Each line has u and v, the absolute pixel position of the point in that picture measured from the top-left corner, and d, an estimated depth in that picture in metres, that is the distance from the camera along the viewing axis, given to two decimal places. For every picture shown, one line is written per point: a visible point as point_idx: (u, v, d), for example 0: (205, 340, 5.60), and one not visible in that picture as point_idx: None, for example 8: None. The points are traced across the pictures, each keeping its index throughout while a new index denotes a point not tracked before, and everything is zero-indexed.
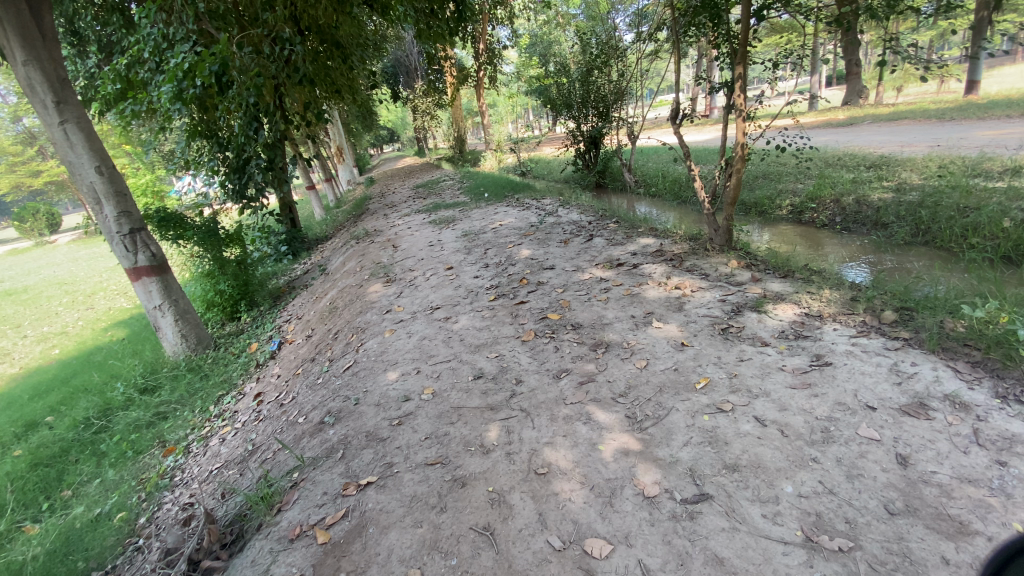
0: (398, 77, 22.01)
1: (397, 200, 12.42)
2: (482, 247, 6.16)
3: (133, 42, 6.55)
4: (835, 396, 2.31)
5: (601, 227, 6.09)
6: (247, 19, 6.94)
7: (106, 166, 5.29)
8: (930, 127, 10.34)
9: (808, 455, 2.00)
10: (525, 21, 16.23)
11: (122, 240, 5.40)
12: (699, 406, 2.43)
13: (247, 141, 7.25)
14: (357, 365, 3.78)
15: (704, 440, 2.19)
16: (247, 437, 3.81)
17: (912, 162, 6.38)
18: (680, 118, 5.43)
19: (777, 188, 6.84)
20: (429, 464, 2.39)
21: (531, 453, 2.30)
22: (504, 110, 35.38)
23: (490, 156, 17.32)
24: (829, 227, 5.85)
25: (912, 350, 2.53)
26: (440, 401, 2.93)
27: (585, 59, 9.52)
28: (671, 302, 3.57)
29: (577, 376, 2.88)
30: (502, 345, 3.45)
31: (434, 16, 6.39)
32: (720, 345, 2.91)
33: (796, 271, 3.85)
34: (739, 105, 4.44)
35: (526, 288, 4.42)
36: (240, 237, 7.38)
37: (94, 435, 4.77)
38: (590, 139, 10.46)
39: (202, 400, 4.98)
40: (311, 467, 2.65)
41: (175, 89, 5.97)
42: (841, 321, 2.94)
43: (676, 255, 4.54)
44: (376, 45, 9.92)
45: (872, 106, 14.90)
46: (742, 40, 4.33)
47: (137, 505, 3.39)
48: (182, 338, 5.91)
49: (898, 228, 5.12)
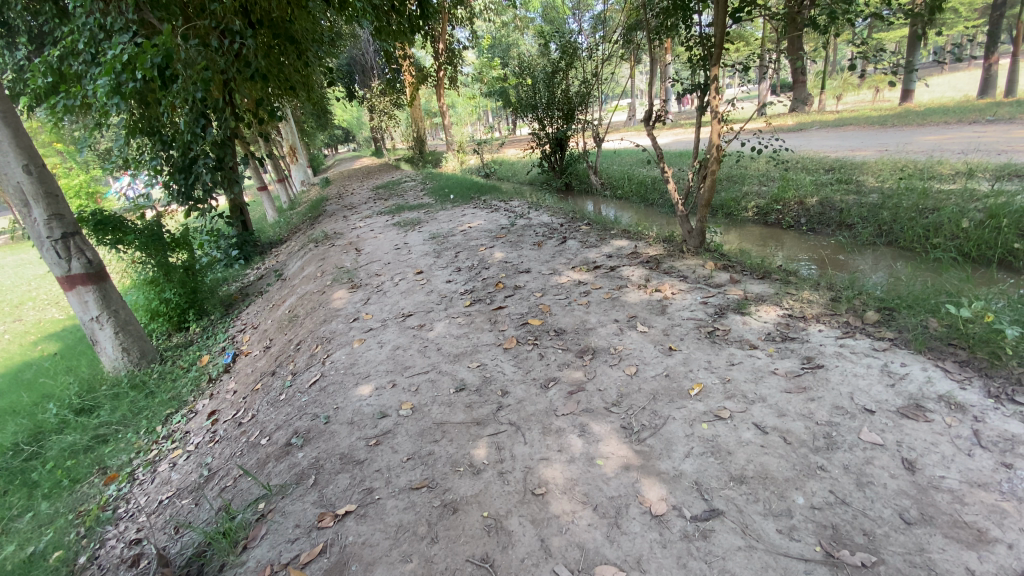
0: (355, 76, 21.55)
1: (357, 202, 11.99)
2: (452, 250, 5.96)
3: (66, 31, 6.02)
4: (832, 399, 2.27)
5: (573, 229, 6.00)
6: (192, 10, 6.49)
7: (35, 165, 4.76)
8: (878, 132, 10.90)
9: (815, 463, 1.94)
10: (485, 23, 16.12)
11: (54, 245, 4.89)
12: (696, 413, 2.33)
13: (194, 138, 6.76)
14: (324, 379, 3.51)
15: (706, 451, 2.09)
16: (201, 461, 3.49)
17: (868, 166, 6.64)
18: (653, 121, 5.40)
19: (741, 190, 6.97)
20: (414, 488, 2.19)
21: (527, 471, 2.15)
22: (464, 111, 35.31)
23: (452, 157, 17.14)
24: (795, 228, 6.03)
25: (899, 350, 2.55)
26: (420, 416, 2.73)
27: (548, 61, 9.40)
28: (653, 305, 3.50)
29: (566, 385, 2.74)
30: (482, 353, 3.28)
31: (394, 12, 6.10)
32: (708, 349, 2.84)
33: (774, 272, 3.87)
34: (714, 105, 4.42)
35: (503, 293, 4.26)
36: (187, 242, 6.88)
37: (23, 463, 4.26)
38: (555, 141, 10.36)
39: (148, 420, 4.57)
40: (279, 495, 2.40)
41: (112, 82, 5.46)
42: (824, 322, 2.95)
43: (652, 257, 4.49)
44: (332, 41, 9.52)
45: (818, 112, 15.61)
46: (717, 41, 4.36)
47: (75, 542, 3.02)
48: (124, 351, 5.42)
49: (862, 229, 5.31)
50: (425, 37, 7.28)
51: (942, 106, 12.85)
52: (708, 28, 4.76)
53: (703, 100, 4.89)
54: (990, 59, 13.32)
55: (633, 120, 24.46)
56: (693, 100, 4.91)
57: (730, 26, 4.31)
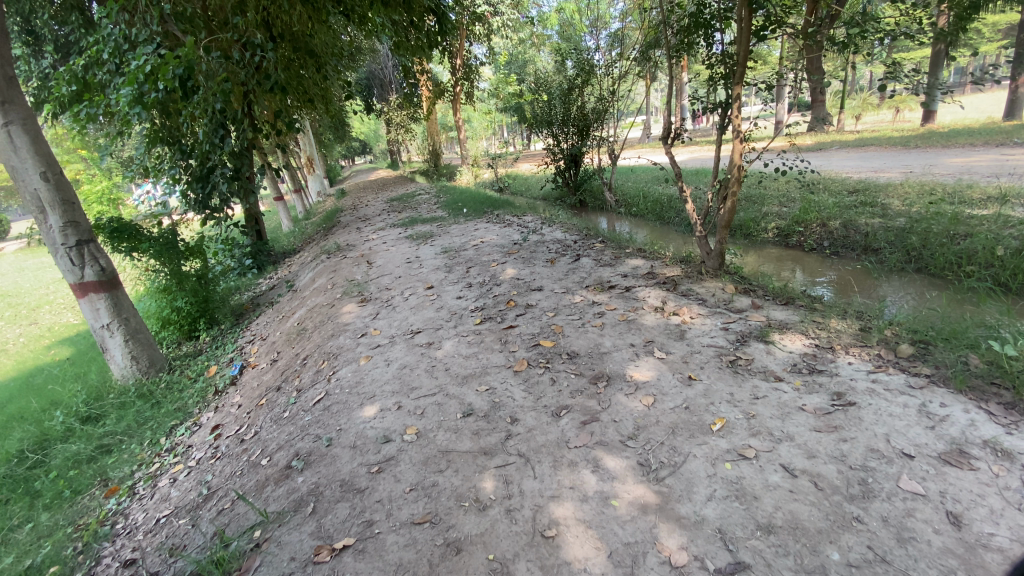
0: (372, 89, 21.88)
1: (371, 213, 12.05)
2: (463, 265, 5.88)
3: (92, 42, 6.15)
4: (866, 441, 2.12)
5: (587, 247, 5.87)
6: (216, 23, 6.62)
7: (53, 172, 4.79)
8: (900, 154, 10.73)
9: (850, 514, 1.79)
10: (502, 39, 16.26)
11: (68, 252, 4.90)
12: (718, 451, 2.18)
13: (212, 148, 6.90)
14: (329, 398, 3.41)
15: (730, 494, 1.94)
16: (202, 478, 3.41)
17: (893, 188, 6.46)
18: (672, 138, 5.30)
19: (761, 211, 6.82)
20: (416, 523, 2.07)
21: (536, 510, 2.01)
22: (479, 125, 35.62)
23: (467, 171, 17.25)
24: (817, 251, 5.87)
25: (938, 389, 2.38)
26: (425, 442, 2.61)
27: (564, 77, 9.40)
28: (671, 330, 3.36)
29: (579, 414, 2.61)
30: (492, 375, 3.16)
31: (413, 27, 6.06)
32: (731, 379, 2.69)
33: (798, 298, 3.70)
34: (736, 124, 4.27)
35: (514, 311, 4.15)
36: (201, 250, 6.91)
37: (27, 471, 4.21)
38: (570, 157, 10.38)
39: (153, 431, 4.51)
40: (275, 523, 2.29)
41: (135, 92, 5.57)
42: (853, 354, 2.79)
43: (669, 278, 4.36)
44: (351, 55, 9.62)
45: (838, 132, 15.42)
46: (740, 59, 4.23)
47: (72, 558, 2.95)
48: (133, 360, 5.39)
49: (889, 254, 5.14)
50: (443, 53, 7.23)
51: (966, 127, 12.63)
52: (731, 45, 4.61)
53: (725, 118, 4.74)
54: (1018, 80, 13.07)
55: (648, 135, 24.41)
56: (714, 118, 4.78)
57: (753, 44, 4.18)
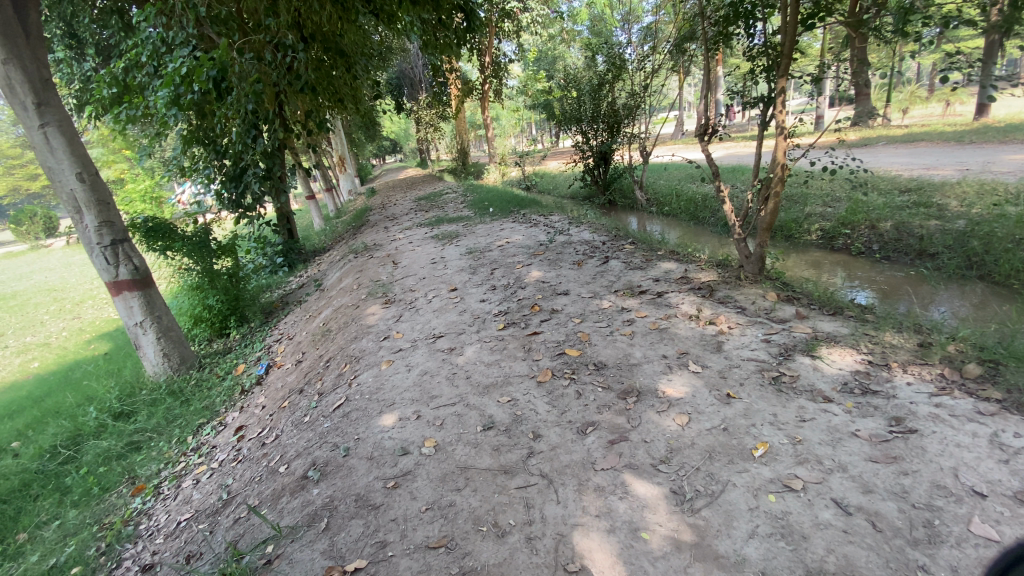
0: (402, 88, 21.98)
1: (399, 212, 12.07)
2: (488, 266, 5.75)
3: (131, 45, 6.29)
4: (930, 476, 1.89)
5: (616, 249, 5.66)
6: (250, 25, 6.66)
7: (88, 173, 4.87)
8: (952, 150, 10.11)
9: (914, 562, 1.58)
10: (531, 36, 16.07)
11: (103, 251, 5.00)
12: (760, 481, 1.98)
13: (245, 148, 6.97)
14: (348, 404, 3.34)
15: (775, 532, 1.75)
16: (222, 482, 3.39)
17: (949, 188, 6.03)
18: (708, 134, 5.03)
19: (803, 211, 6.48)
20: (430, 548, 1.95)
21: (558, 540, 1.87)
22: (507, 123, 35.52)
23: (494, 169, 17.15)
24: (865, 255, 5.52)
25: (1012, 416, 2.12)
26: (443, 457, 2.50)
27: (594, 73, 9.14)
28: (707, 341, 3.15)
29: (606, 432, 2.44)
30: (514, 386, 3.02)
31: (441, 26, 5.95)
32: (774, 399, 2.47)
33: (847, 308, 3.44)
34: (780, 120, 4.00)
35: (539, 316, 4.00)
36: (232, 249, 7.00)
37: (59, 467, 4.31)
38: (599, 154, 10.05)
39: (180, 429, 4.55)
40: (288, 539, 2.21)
41: (171, 93, 5.67)
42: (912, 373, 2.53)
43: (705, 284, 4.13)
44: (381, 55, 9.62)
45: (884, 126, 14.70)
46: (786, 50, 3.95)
47: (94, 559, 2.97)
48: (164, 357, 5.48)
49: (947, 259, 4.77)
50: (471, 51, 7.11)
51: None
52: (773, 35, 4.33)
53: (767, 113, 4.46)
54: None
55: (681, 132, 23.88)
56: (755, 114, 4.50)
57: (799, 34, 3.91)
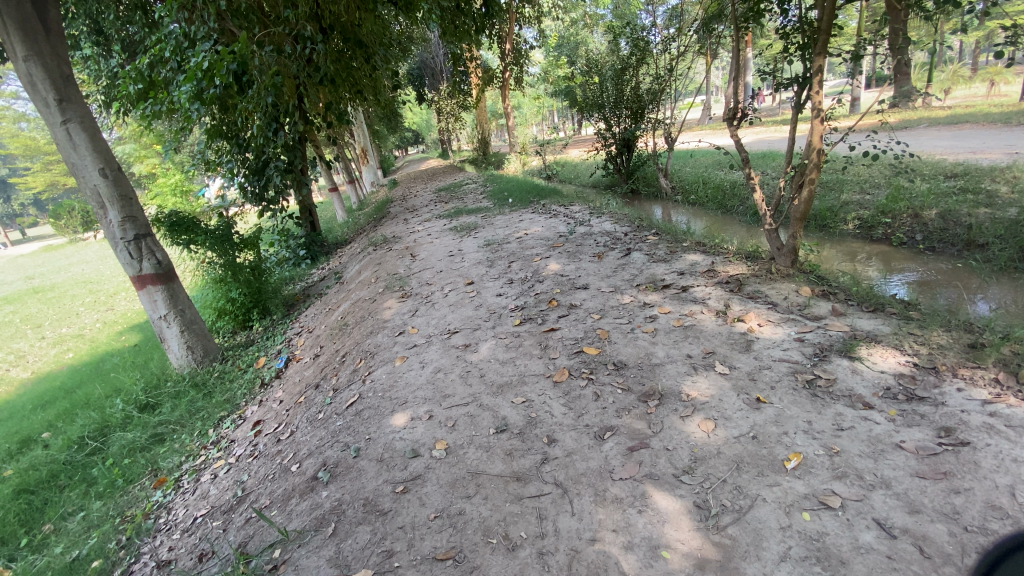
0: (423, 78, 21.74)
1: (419, 204, 12.01)
2: (506, 259, 5.62)
3: (154, 41, 6.33)
4: (984, 495, 1.70)
5: (639, 240, 5.46)
6: (269, 18, 6.62)
7: (111, 168, 4.92)
8: (1000, 132, 9.53)
9: None
10: (552, 22, 15.68)
11: (127, 246, 5.05)
12: (794, 497, 1.82)
13: (266, 141, 6.99)
14: (361, 402, 3.27)
15: (809, 555, 1.60)
16: (238, 477, 3.37)
17: (1000, 172, 5.64)
18: (737, 119, 4.75)
19: (840, 199, 6.15)
20: (438, 560, 1.86)
21: (572, 556, 1.76)
22: (529, 111, 34.93)
23: (515, 158, 16.92)
24: (908, 245, 5.20)
25: None
26: (454, 461, 2.40)
27: (617, 58, 8.88)
28: (735, 340, 2.96)
29: (625, 438, 2.30)
30: (529, 386, 2.90)
31: (460, 12, 5.74)
32: (808, 404, 2.30)
33: (888, 304, 3.20)
34: (816, 101, 3.72)
35: (557, 312, 3.86)
36: (255, 242, 7.00)
37: (87, 458, 4.41)
38: (622, 142, 9.68)
39: (202, 422, 4.58)
40: (296, 543, 2.16)
41: (194, 88, 5.67)
42: (963, 378, 2.31)
43: (733, 277, 3.92)
44: (401, 45, 9.51)
45: (925, 106, 13.96)
46: (824, 27, 3.68)
47: (113, 553, 3.00)
48: (188, 349, 5.54)
49: (998, 250, 4.44)
50: (492, 38, 6.90)
51: None
52: (808, 11, 4.04)
53: (802, 95, 4.17)
54: None
55: (708, 116, 23.12)
56: (789, 95, 4.21)
57: (838, 8, 3.63)
